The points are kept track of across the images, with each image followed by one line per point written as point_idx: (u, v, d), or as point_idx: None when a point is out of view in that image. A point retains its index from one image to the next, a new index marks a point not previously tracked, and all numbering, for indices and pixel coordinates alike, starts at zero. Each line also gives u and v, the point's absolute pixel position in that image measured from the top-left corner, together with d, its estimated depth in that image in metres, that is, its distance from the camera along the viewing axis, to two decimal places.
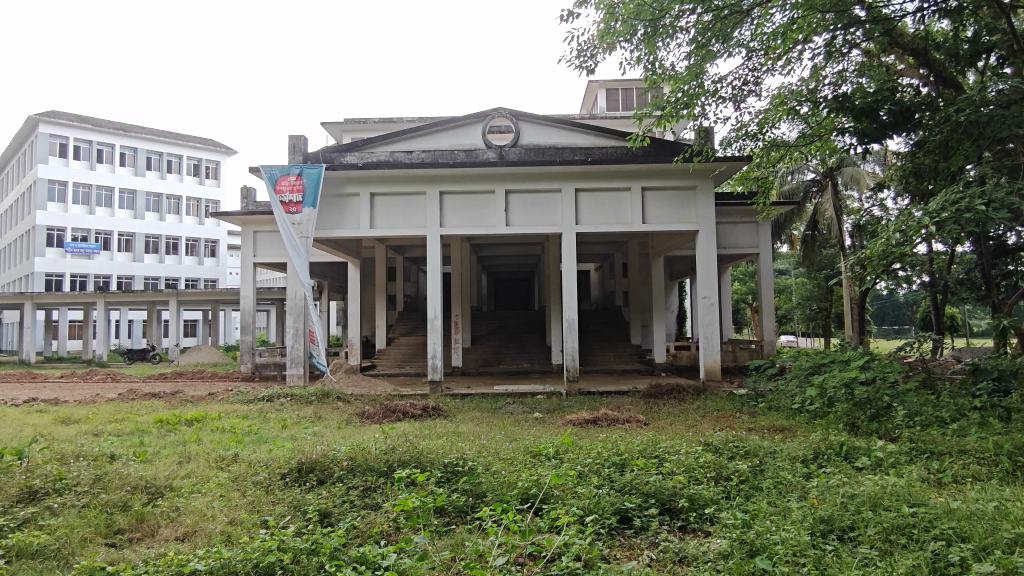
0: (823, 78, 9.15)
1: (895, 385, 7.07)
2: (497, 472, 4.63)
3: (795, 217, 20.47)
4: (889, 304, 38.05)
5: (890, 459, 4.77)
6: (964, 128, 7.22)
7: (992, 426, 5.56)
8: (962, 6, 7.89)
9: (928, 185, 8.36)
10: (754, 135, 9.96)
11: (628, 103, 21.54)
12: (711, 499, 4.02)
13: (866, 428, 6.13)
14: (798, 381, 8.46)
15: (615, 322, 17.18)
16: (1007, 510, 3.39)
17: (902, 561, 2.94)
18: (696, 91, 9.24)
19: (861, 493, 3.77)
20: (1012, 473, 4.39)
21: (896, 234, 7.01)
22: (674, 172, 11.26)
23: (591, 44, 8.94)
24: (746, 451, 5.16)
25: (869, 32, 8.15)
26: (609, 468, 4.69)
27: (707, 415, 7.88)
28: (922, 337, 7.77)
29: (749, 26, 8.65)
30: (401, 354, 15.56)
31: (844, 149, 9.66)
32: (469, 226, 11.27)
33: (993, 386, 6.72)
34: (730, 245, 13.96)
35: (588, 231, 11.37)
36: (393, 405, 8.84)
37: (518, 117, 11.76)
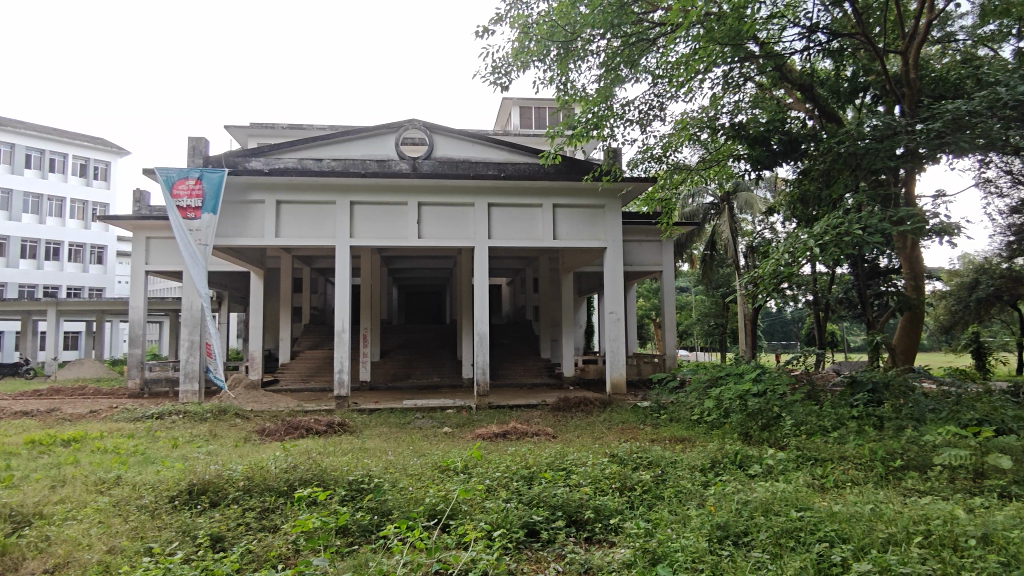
0: (722, 107, 9.71)
1: (783, 397, 7.53)
2: (404, 489, 4.52)
3: (695, 237, 21.58)
4: (778, 321, 40.73)
5: (779, 466, 5.06)
6: (844, 159, 7.92)
7: (868, 434, 6.02)
8: (843, 49, 8.62)
9: (812, 212, 9.04)
10: (659, 158, 10.42)
11: (541, 122, 22.02)
12: (616, 510, 4.11)
13: (758, 437, 6.51)
14: (697, 394, 8.83)
15: (525, 337, 17.37)
16: (881, 511, 3.66)
17: (791, 563, 3.11)
18: (605, 113, 9.57)
19: (754, 500, 3.96)
20: (885, 478, 4.77)
21: (785, 256, 7.52)
22: (584, 191, 11.58)
23: (506, 61, 9.08)
24: (648, 461, 5.34)
25: (762, 67, 8.76)
26: (517, 481, 4.70)
27: (612, 428, 8.08)
28: (807, 352, 8.34)
29: (655, 54, 9.07)
30: (306, 368, 15.00)
31: (739, 175, 10.30)
32: (380, 238, 11.06)
33: (868, 397, 7.31)
34: (636, 263, 14.46)
35: (500, 246, 11.44)
36: (296, 421, 8.48)
37: (432, 130, 11.71)
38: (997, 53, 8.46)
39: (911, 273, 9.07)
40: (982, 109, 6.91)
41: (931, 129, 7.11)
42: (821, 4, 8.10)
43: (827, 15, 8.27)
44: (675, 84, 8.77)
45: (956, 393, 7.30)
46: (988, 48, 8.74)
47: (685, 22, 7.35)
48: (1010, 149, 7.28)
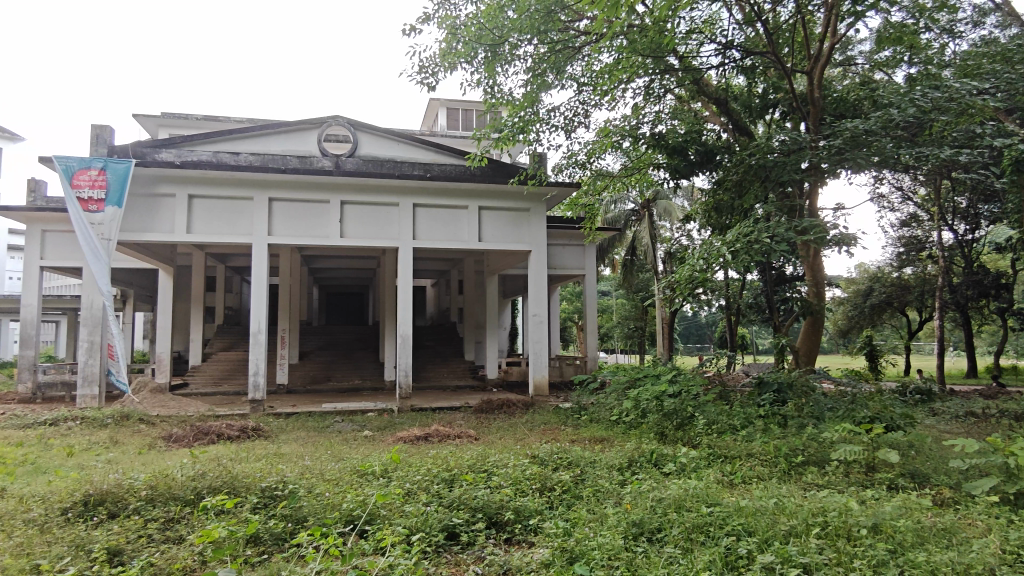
0: (643, 116, 10.02)
1: (697, 398, 7.84)
2: (320, 495, 4.39)
3: (617, 242, 22.18)
4: (693, 325, 42.46)
5: (692, 464, 5.26)
6: (755, 171, 8.34)
7: (773, 432, 6.35)
8: (754, 66, 9.08)
9: (726, 221, 9.48)
10: (583, 165, 10.63)
11: (468, 124, 22.00)
12: (535, 510, 4.15)
13: (672, 436, 6.74)
14: (616, 395, 9.06)
15: (449, 339, 17.29)
16: (783, 505, 3.87)
17: (700, 558, 3.23)
18: (531, 117, 9.65)
19: (667, 497, 4.09)
20: (787, 473, 5.05)
21: (700, 262, 7.85)
22: (509, 194, 11.66)
23: (433, 61, 9.02)
24: (568, 461, 5.42)
25: (681, 79, 9.09)
26: (438, 484, 4.66)
27: (534, 429, 8.16)
28: (719, 354, 8.71)
29: (580, 62, 9.26)
30: (218, 371, 14.33)
31: (658, 183, 10.66)
32: (299, 236, 10.72)
33: (773, 397, 7.71)
34: (559, 266, 14.66)
35: (425, 247, 11.33)
36: (206, 427, 8.07)
37: (356, 127, 11.45)
38: (890, 77, 9.13)
39: (812, 281, 9.66)
40: (877, 129, 7.45)
41: (832, 146, 7.61)
42: (736, 23, 8.49)
43: (741, 33, 8.68)
44: (599, 92, 8.97)
45: (851, 393, 7.83)
46: (883, 73, 9.39)
47: (609, 32, 7.51)
48: (901, 167, 7.88)
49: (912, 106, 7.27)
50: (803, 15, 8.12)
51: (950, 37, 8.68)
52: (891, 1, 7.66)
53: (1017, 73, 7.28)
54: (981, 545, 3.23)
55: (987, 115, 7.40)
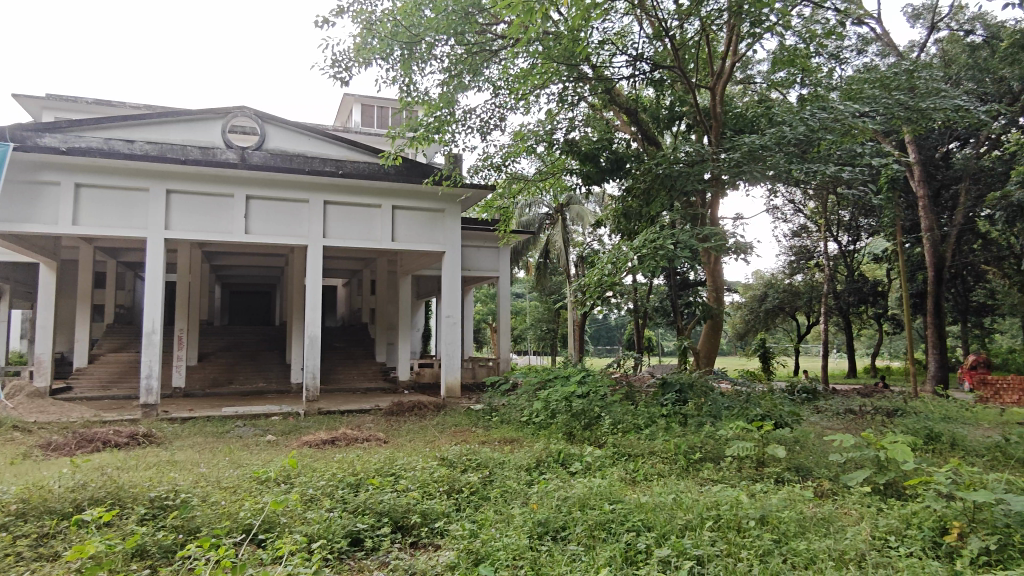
0: (558, 122, 10.20)
1: (604, 398, 8.07)
2: (215, 504, 4.16)
3: (531, 245, 22.49)
4: (603, 327, 43.66)
5: (596, 463, 5.40)
6: (662, 180, 8.70)
7: (674, 430, 6.63)
8: (663, 79, 9.44)
9: (633, 226, 9.83)
10: (498, 167, 10.70)
11: (383, 122, 21.62)
12: (442, 513, 4.12)
13: (580, 435, 6.90)
14: (526, 396, 9.18)
15: (360, 340, 16.92)
16: (680, 500, 4.03)
17: (602, 554, 3.31)
18: (447, 117, 9.59)
19: (572, 496, 4.17)
20: (686, 469, 5.28)
21: (608, 266, 8.09)
22: (424, 194, 11.55)
23: (346, 56, 8.80)
24: (477, 463, 5.42)
25: (594, 88, 9.33)
26: (342, 489, 4.54)
27: (444, 431, 8.12)
28: (626, 355, 9.00)
29: (496, 65, 9.33)
30: (106, 374, 13.33)
31: (570, 188, 10.89)
32: (201, 231, 10.16)
33: (675, 397, 8.04)
34: (473, 268, 14.67)
35: (336, 246, 11.03)
36: (90, 434, 7.48)
37: (264, 119, 10.98)
38: (785, 96, 9.75)
39: (712, 285, 10.16)
40: (771, 145, 7.93)
41: (731, 159, 8.06)
42: (646, 37, 8.81)
43: (650, 47, 9.01)
44: (515, 96, 9.05)
45: (746, 393, 8.29)
46: (778, 92, 10.01)
47: (525, 38, 7.57)
48: (793, 181, 8.43)
49: (802, 125, 7.80)
50: (707, 33, 8.52)
51: (837, 63, 9.37)
52: (786, 25, 8.18)
53: (892, 99, 7.97)
54: (854, 531, 3.50)
55: (866, 136, 8.05)
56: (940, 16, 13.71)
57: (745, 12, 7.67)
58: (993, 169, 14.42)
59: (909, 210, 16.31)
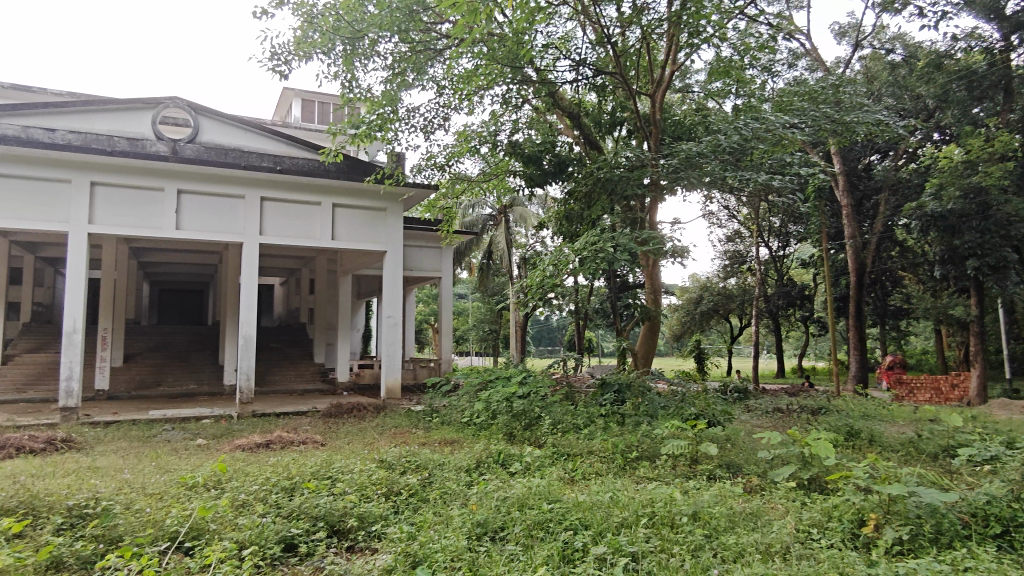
0: (502, 123, 10.24)
1: (544, 399, 8.15)
2: (139, 511, 3.97)
3: (474, 246, 22.45)
4: (545, 329, 44.07)
5: (535, 463, 5.44)
6: (603, 184, 8.86)
7: (611, 430, 6.75)
8: (605, 85, 9.60)
9: (575, 228, 9.95)
10: (441, 167, 10.65)
11: (323, 117, 21.16)
12: (380, 516, 4.07)
13: (520, 436, 6.94)
14: (468, 397, 9.16)
15: (297, 341, 16.51)
16: (617, 499, 4.11)
17: (539, 553, 3.34)
18: (390, 115, 9.46)
19: (511, 496, 4.19)
20: (623, 468, 5.38)
21: (550, 268, 8.15)
22: (365, 192, 11.36)
23: (286, 49, 8.57)
24: (416, 464, 5.37)
25: (538, 91, 9.41)
26: (276, 494, 4.42)
27: (384, 432, 8.02)
28: (566, 356, 9.12)
29: (440, 65, 9.28)
30: (21, 376, 12.53)
31: (513, 189, 10.93)
32: (128, 226, 9.69)
33: (614, 397, 8.18)
34: (415, 268, 14.54)
35: (274, 243, 10.72)
36: (2, 440, 7.00)
37: (198, 110, 10.56)
38: (721, 106, 10.08)
39: (651, 287, 10.38)
40: (707, 152, 8.18)
41: (670, 165, 8.27)
42: (589, 42, 8.93)
43: (593, 52, 9.15)
44: (459, 96, 9.04)
45: (681, 392, 8.52)
46: (714, 101, 10.34)
47: (469, 38, 7.56)
48: (727, 188, 8.72)
49: (736, 134, 8.08)
50: (648, 42, 8.71)
51: (769, 76, 9.77)
52: (722, 37, 8.46)
53: (819, 112, 8.37)
54: (779, 525, 3.66)
55: (795, 147, 8.42)
56: (864, 34, 14.46)
57: (684, 22, 7.89)
58: (910, 180, 15.33)
59: (834, 218, 17.15)
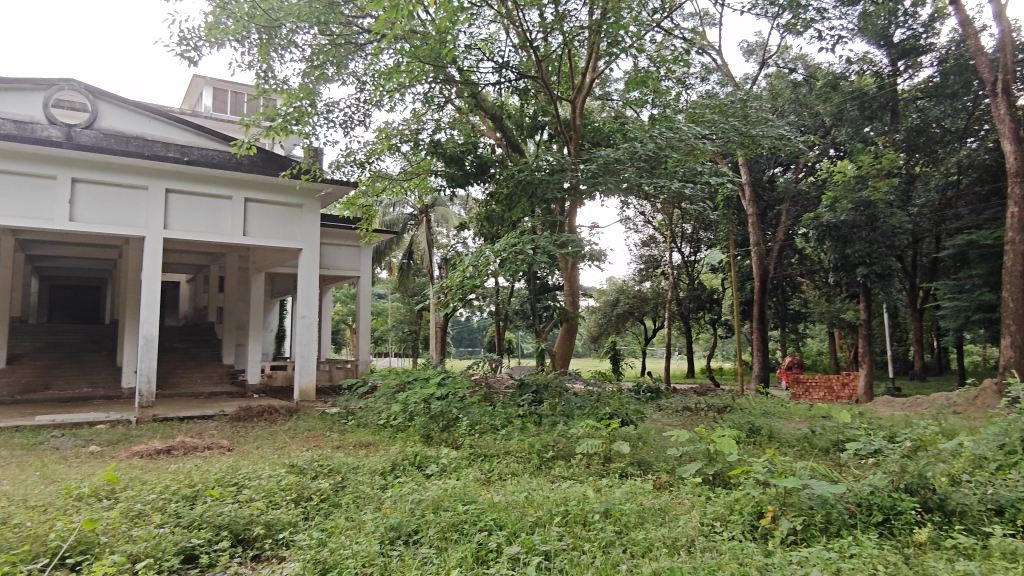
0: (424, 122, 10.15)
1: (463, 399, 8.13)
2: (18, 527, 3.64)
3: (394, 245, 22.12)
4: (465, 329, 44.11)
5: (452, 465, 5.41)
6: (523, 187, 8.94)
7: (528, 430, 6.82)
8: (527, 89, 9.68)
9: (496, 230, 10.00)
10: (361, 164, 10.43)
11: (237, 108, 20.26)
12: (289, 523, 3.93)
13: (436, 438, 6.89)
14: (385, 399, 9.00)
15: (203, 341, 15.71)
16: (532, 498, 4.15)
17: (453, 555, 3.32)
18: (307, 109, 9.15)
19: (426, 498, 4.14)
20: (539, 467, 5.45)
21: (470, 269, 8.12)
22: (280, 187, 10.95)
23: (195, 34, 8.14)
24: (328, 469, 5.22)
25: (460, 91, 9.38)
26: (176, 503, 4.17)
27: (296, 436, 7.75)
28: (485, 357, 9.14)
29: (361, 60, 9.09)
30: None
31: (435, 189, 10.86)
32: (13, 216, 8.90)
33: (531, 397, 8.27)
34: (332, 267, 14.16)
35: (179, 238, 10.14)
36: None
37: (97, 95, 9.86)
38: (638, 115, 10.41)
39: (569, 289, 10.56)
40: (624, 159, 8.42)
41: (589, 170, 8.46)
42: (512, 45, 8.96)
43: (516, 56, 9.20)
44: (380, 93, 8.88)
45: (596, 392, 8.73)
46: (632, 110, 10.66)
47: (391, 34, 7.44)
48: (643, 194, 9.00)
49: (651, 143, 8.39)
50: (569, 48, 8.84)
51: (683, 87, 10.16)
52: (641, 49, 8.74)
53: (728, 125, 8.81)
54: (686, 520, 3.80)
55: (705, 157, 8.83)
56: (769, 53, 15.33)
57: (604, 32, 8.09)
58: (808, 192, 16.38)
59: (741, 226, 18.07)
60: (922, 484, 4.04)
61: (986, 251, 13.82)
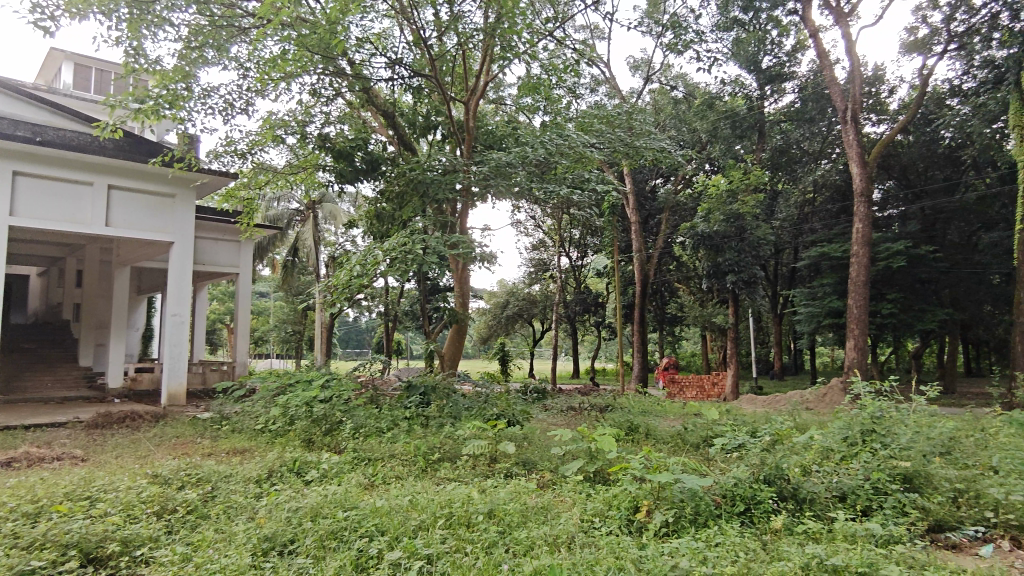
0: (313, 115, 9.77)
1: (347, 402, 7.88)
2: None
3: (278, 241, 21.18)
4: (353, 330, 43.08)
5: (334, 470, 5.23)
6: (414, 185, 8.80)
7: (415, 432, 6.72)
8: (421, 87, 9.58)
9: (386, 229, 9.81)
10: (241, 154, 9.86)
11: (102, 87, 18.56)
12: (149, 538, 3.63)
13: (318, 442, 6.63)
14: (264, 403, 8.54)
15: (56, 341, 14.21)
16: (415, 501, 4.09)
17: (330, 564, 3.21)
18: (183, 92, 8.52)
19: (304, 506, 3.97)
20: (425, 470, 5.39)
21: (357, 268, 7.90)
22: (150, 176, 10.13)
23: (54, 2, 7.36)
24: (197, 478, 4.87)
25: (351, 84, 9.12)
26: (15, 522, 3.73)
27: (162, 443, 7.18)
28: (373, 358, 8.93)
29: (244, 45, 8.61)
30: None
31: (323, 184, 10.47)
32: None
33: (419, 399, 8.15)
34: (208, 262, 13.27)
35: (28, 226, 9.09)
36: None
37: None
38: (530, 120, 10.57)
39: (460, 290, 10.53)
40: (515, 162, 8.53)
41: (480, 172, 8.50)
42: (406, 42, 8.83)
43: (409, 53, 9.09)
44: (264, 81, 8.44)
45: (485, 394, 8.78)
46: (524, 115, 10.82)
47: (276, 20, 7.08)
48: (534, 199, 9.15)
49: (542, 148, 8.57)
50: (463, 50, 8.82)
51: (574, 97, 10.45)
52: (533, 55, 8.90)
53: (614, 136, 9.18)
54: (567, 517, 3.90)
55: (593, 164, 9.13)
56: (653, 70, 16.14)
57: (498, 36, 8.17)
58: (685, 204, 17.41)
59: (625, 232, 18.89)
60: (779, 475, 4.40)
61: (836, 263, 15.32)
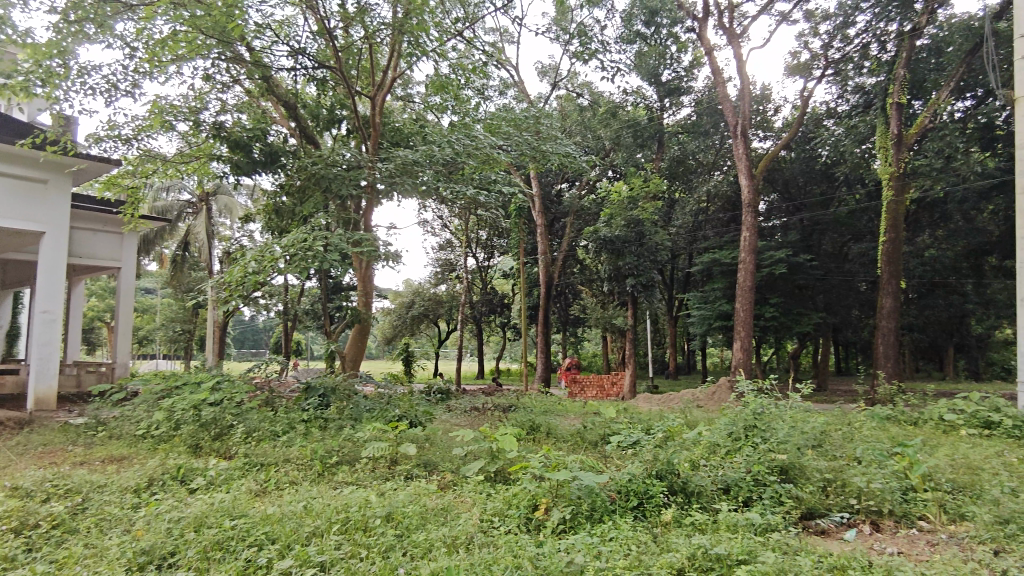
0: (207, 102, 9.23)
1: (240, 405, 7.50)
2: None
3: (166, 234, 19.84)
4: (248, 329, 41.20)
5: (221, 477, 4.95)
6: (316, 180, 8.50)
7: (312, 436, 6.48)
8: (325, 79, 9.27)
9: (285, 224, 9.42)
10: (125, 140, 9.15)
11: None
12: (3, 558, 3.28)
13: (206, 448, 6.26)
14: (146, 406, 7.96)
15: None
16: (309, 507, 3.95)
17: None
18: (58, 69, 7.81)
19: (187, 515, 3.74)
20: (321, 474, 5.21)
21: (252, 264, 7.53)
22: (18, 158, 9.21)
23: None
24: (65, 489, 4.47)
25: (249, 72, 8.69)
26: None
27: (26, 452, 6.53)
28: (269, 359, 8.54)
29: (130, 22, 8.00)
30: None
31: (217, 175, 9.91)
32: None
33: (318, 401, 7.87)
34: (84, 255, 12.21)
35: None
36: None
37: None
38: (437, 120, 10.48)
39: (363, 289, 10.26)
40: (421, 160, 8.44)
41: (386, 168, 8.34)
42: (309, 31, 8.52)
43: (313, 43, 8.78)
44: (152, 62, 7.89)
45: (387, 395, 8.60)
46: (432, 114, 10.69)
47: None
48: (440, 198, 9.08)
49: (449, 148, 8.53)
50: (370, 43, 8.61)
51: (482, 99, 10.45)
52: (441, 54, 8.84)
53: (521, 139, 9.29)
54: (465, 518, 3.89)
55: (500, 166, 9.16)
56: (560, 77, 16.48)
57: (406, 33, 8.06)
58: (589, 208, 17.89)
59: (531, 234, 19.16)
60: (669, 470, 4.61)
61: (726, 269, 16.24)
